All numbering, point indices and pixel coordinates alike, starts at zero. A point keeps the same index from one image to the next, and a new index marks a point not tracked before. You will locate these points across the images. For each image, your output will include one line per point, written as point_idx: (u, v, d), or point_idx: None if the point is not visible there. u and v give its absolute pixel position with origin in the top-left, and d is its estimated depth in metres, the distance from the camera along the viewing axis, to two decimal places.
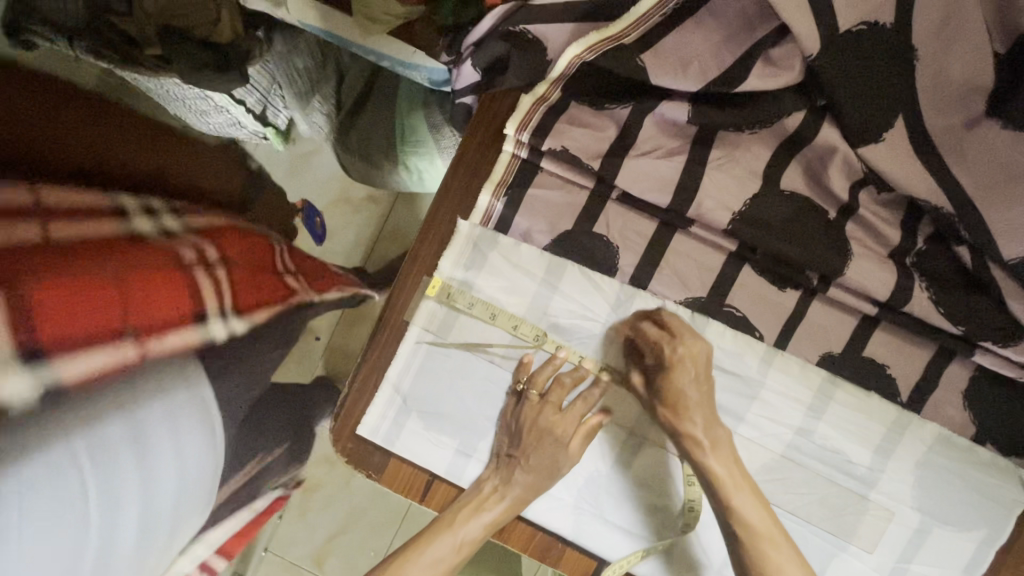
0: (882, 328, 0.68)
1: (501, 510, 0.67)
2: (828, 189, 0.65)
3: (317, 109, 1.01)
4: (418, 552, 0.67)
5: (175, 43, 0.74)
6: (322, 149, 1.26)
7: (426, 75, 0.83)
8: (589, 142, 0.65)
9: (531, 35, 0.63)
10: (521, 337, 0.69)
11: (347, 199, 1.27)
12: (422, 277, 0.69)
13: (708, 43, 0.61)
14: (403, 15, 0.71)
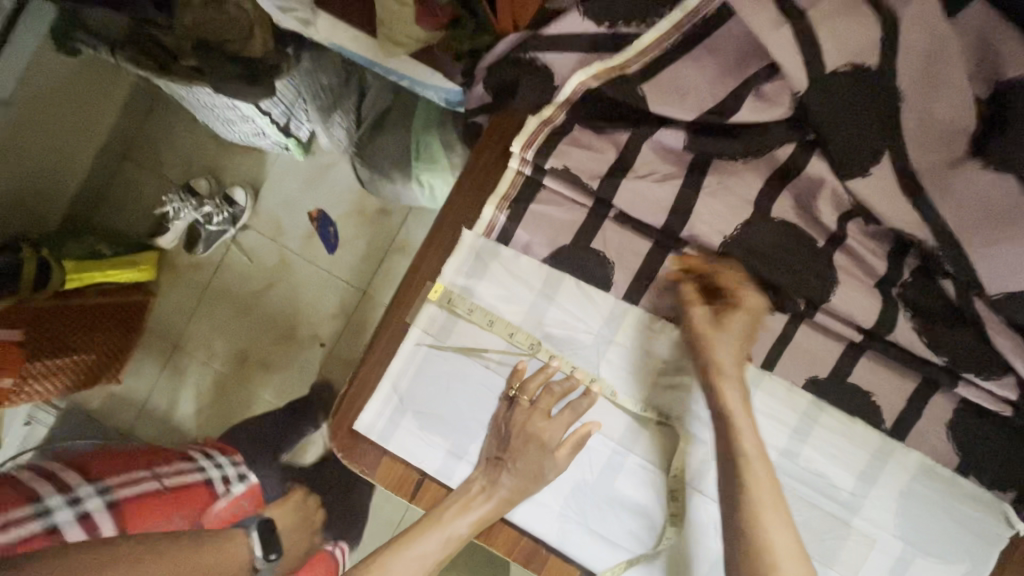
0: (868, 355, 0.70)
1: (489, 508, 0.68)
2: (816, 218, 0.68)
3: (337, 124, 1.07)
4: (406, 546, 0.69)
5: (209, 56, 0.88)
6: (339, 163, 1.33)
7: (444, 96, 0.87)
8: (590, 163, 0.69)
9: (540, 62, 0.68)
10: (516, 345, 0.72)
11: (360, 210, 1.34)
12: (426, 283, 0.73)
13: (705, 77, 0.66)
14: (422, 39, 0.76)
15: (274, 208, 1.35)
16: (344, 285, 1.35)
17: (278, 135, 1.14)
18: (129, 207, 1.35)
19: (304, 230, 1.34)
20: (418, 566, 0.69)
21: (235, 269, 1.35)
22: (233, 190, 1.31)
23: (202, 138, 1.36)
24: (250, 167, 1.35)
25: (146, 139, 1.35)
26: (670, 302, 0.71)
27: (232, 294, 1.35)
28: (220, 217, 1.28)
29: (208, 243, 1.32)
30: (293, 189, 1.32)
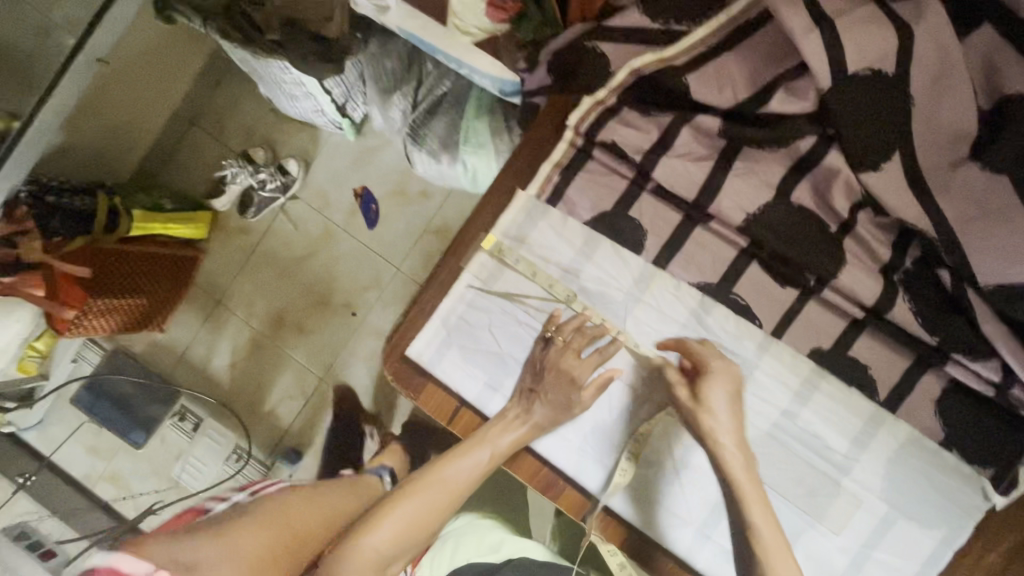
0: (868, 332, 0.79)
1: (522, 432, 0.78)
2: (830, 205, 0.77)
3: (396, 105, 1.31)
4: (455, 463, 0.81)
5: (293, 34, 1.07)
6: (388, 145, 1.59)
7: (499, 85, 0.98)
8: (634, 140, 0.79)
9: (599, 50, 0.79)
10: (554, 295, 0.82)
11: (404, 190, 1.59)
12: (480, 234, 0.83)
13: (744, 70, 0.75)
14: (490, 31, 0.94)
15: (322, 182, 1.61)
16: (377, 257, 1.59)
17: (337, 113, 1.43)
18: (193, 171, 1.64)
19: (348, 206, 1.60)
20: (464, 478, 0.81)
21: (281, 235, 1.62)
22: (287, 162, 1.58)
23: (263, 113, 1.64)
24: (304, 145, 1.62)
25: (213, 112, 1.64)
26: (693, 269, 0.81)
27: (274, 257, 1.62)
28: (273, 185, 1.56)
29: (259, 207, 1.59)
30: (340, 164, 1.60)
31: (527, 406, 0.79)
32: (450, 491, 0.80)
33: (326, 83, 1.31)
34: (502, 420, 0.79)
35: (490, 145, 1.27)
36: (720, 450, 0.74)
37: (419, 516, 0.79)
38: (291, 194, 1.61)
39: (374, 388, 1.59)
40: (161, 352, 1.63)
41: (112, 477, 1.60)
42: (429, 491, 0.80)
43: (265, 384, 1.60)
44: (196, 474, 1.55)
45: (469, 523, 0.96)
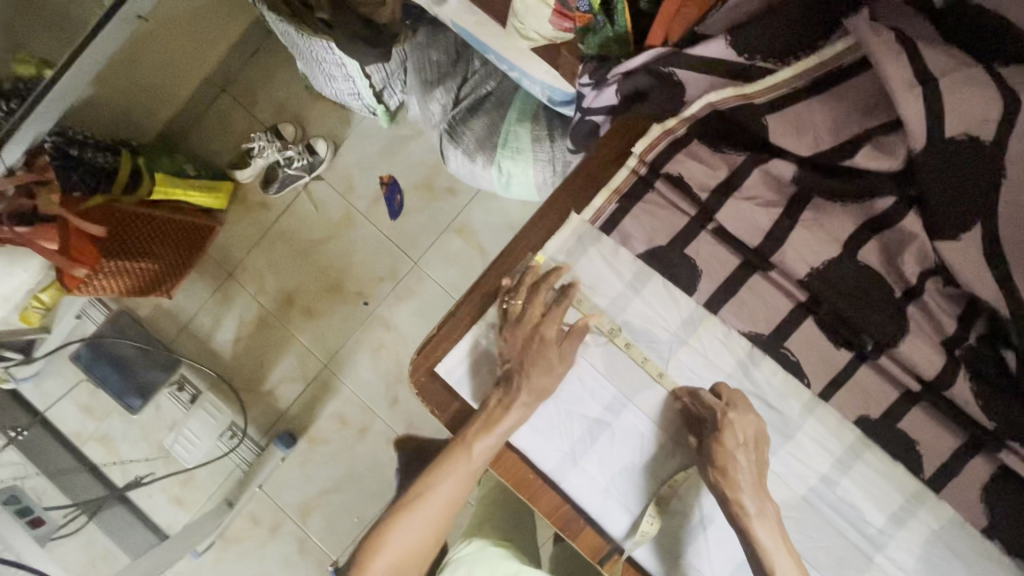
0: (920, 406, 0.75)
1: (494, 440, 0.74)
2: (899, 270, 0.73)
3: (436, 99, 1.28)
4: (441, 479, 0.78)
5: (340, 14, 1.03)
6: (420, 137, 1.54)
7: (549, 93, 1.06)
8: (702, 176, 0.75)
9: (675, 77, 0.74)
10: (597, 328, 0.78)
11: (430, 184, 1.54)
12: (526, 254, 0.79)
13: (828, 120, 0.71)
14: (549, 38, 0.91)
15: (350, 166, 1.57)
16: (395, 249, 1.54)
17: (372, 98, 1.38)
18: (218, 138, 1.60)
19: (373, 193, 1.55)
20: (451, 492, 0.78)
21: (301, 216, 1.58)
22: (316, 142, 1.54)
23: (297, 88, 1.59)
24: (335, 125, 1.58)
25: (245, 80, 1.60)
26: (746, 318, 0.77)
27: (291, 236, 1.57)
28: (299, 163, 1.51)
29: (281, 184, 1.54)
30: (371, 152, 1.56)
31: (500, 405, 0.74)
32: (438, 512, 0.78)
33: (367, 69, 1.28)
34: (479, 426, 0.75)
35: (529, 151, 1.23)
36: (749, 518, 0.71)
37: (418, 537, 0.78)
38: (315, 174, 1.56)
39: (377, 382, 1.53)
40: (166, 319, 1.60)
41: (102, 439, 1.58)
42: (422, 510, 0.78)
43: (266, 364, 1.56)
44: (189, 446, 1.50)
45: (481, 550, 0.94)
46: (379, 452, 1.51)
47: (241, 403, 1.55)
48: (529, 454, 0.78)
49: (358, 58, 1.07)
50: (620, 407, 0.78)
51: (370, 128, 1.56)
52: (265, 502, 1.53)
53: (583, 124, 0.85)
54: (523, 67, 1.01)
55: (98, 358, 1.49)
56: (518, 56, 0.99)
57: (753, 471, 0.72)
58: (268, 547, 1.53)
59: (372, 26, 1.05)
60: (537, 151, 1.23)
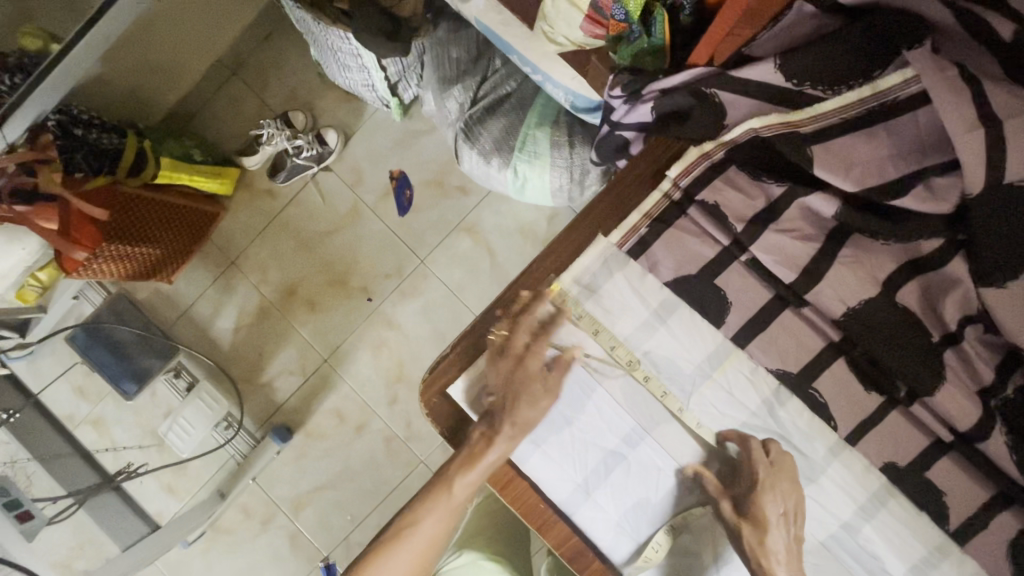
0: (950, 456, 0.72)
1: (481, 473, 0.72)
2: (939, 314, 0.70)
3: (453, 96, 1.24)
4: (423, 520, 0.75)
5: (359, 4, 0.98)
6: (433, 132, 1.50)
7: (571, 99, 1.03)
8: (738, 205, 0.72)
9: (718, 99, 0.71)
10: (615, 359, 0.75)
11: (442, 181, 1.49)
12: (548, 276, 0.75)
13: (878, 155, 0.67)
14: (579, 44, 0.87)
15: (360, 159, 1.52)
16: (401, 246, 1.50)
17: (387, 90, 1.34)
18: (225, 122, 1.56)
19: (382, 187, 1.51)
20: (432, 531, 0.75)
21: (307, 207, 1.54)
22: (327, 133, 1.49)
23: (309, 75, 1.54)
24: (347, 115, 1.53)
25: (256, 63, 1.55)
26: (775, 355, 0.73)
27: (297, 228, 1.54)
28: (307, 154, 1.47)
29: (289, 174, 1.50)
30: (382, 146, 1.51)
31: (487, 439, 0.72)
32: (423, 547, 0.75)
33: (383, 61, 1.24)
34: (465, 461, 0.72)
35: (548, 155, 1.18)
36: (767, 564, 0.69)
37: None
38: (324, 165, 1.52)
39: (376, 381, 1.49)
40: (165, 305, 1.56)
41: (94, 423, 1.55)
42: (403, 551, 0.75)
43: (266, 356, 1.53)
44: (183, 435, 1.43)
45: (471, 564, 0.95)
46: (375, 452, 1.48)
47: (239, 396, 1.51)
48: (540, 484, 0.75)
49: (375, 52, 1.03)
50: (637, 440, 0.75)
51: (383, 120, 1.51)
52: (257, 496, 1.50)
53: (610, 138, 0.80)
54: (547, 71, 0.98)
55: (97, 344, 1.43)
56: (543, 59, 0.96)
57: (786, 549, 0.69)
58: (258, 540, 1.50)
59: (392, 18, 1.01)
60: (555, 156, 1.18)
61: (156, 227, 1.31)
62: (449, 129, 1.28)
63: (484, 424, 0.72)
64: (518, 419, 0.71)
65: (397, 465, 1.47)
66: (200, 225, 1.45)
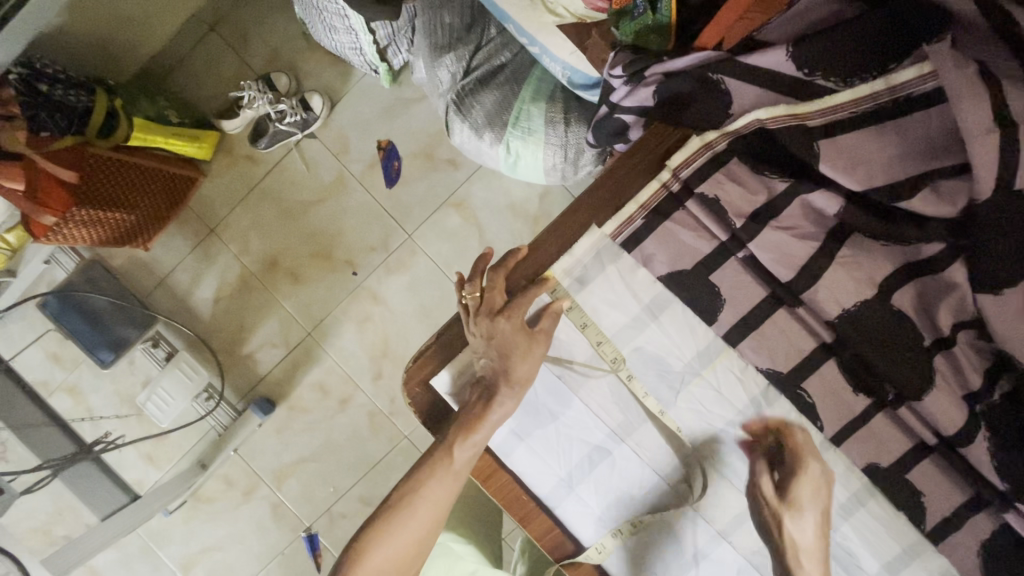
0: (931, 459, 0.72)
1: (484, 436, 0.69)
2: (932, 319, 0.68)
3: (444, 66, 1.17)
4: (426, 488, 0.69)
5: None
6: (423, 101, 1.43)
7: (568, 74, 0.96)
8: (739, 200, 0.69)
9: (723, 86, 0.68)
10: (600, 355, 0.73)
11: (430, 153, 1.44)
12: (522, 283, 0.72)
13: (885, 154, 0.64)
14: (580, 17, 0.89)
15: (346, 127, 1.45)
16: (387, 218, 1.45)
17: (374, 57, 1.27)
18: (202, 82, 1.47)
19: (369, 156, 1.45)
20: (440, 496, 0.70)
21: (290, 173, 1.47)
22: (311, 97, 1.41)
23: (293, 34, 1.45)
24: (332, 80, 1.45)
25: (237, 19, 1.46)
26: (765, 354, 0.72)
27: (279, 195, 1.48)
28: (291, 119, 1.39)
29: (271, 140, 1.42)
30: (371, 114, 1.44)
31: (484, 402, 0.69)
32: (433, 511, 0.70)
33: (371, 25, 1.18)
34: (463, 423, 0.69)
35: (541, 131, 1.13)
36: None
37: (398, 555, 0.69)
38: (309, 132, 1.45)
39: (361, 355, 1.46)
40: (142, 272, 1.51)
41: (70, 390, 1.52)
42: (405, 522, 0.69)
43: (247, 326, 1.49)
44: (162, 406, 1.39)
45: (439, 544, 0.91)
46: (359, 424, 1.46)
47: (218, 366, 1.48)
48: (524, 476, 0.75)
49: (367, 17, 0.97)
50: (620, 439, 0.74)
51: (371, 87, 1.44)
52: (239, 466, 1.49)
53: (607, 123, 0.77)
54: (544, 44, 0.94)
55: (70, 309, 1.37)
56: (540, 31, 0.92)
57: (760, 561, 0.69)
58: (241, 509, 1.49)
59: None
60: (549, 134, 1.13)
61: (125, 189, 1.23)
62: (439, 99, 1.22)
63: (481, 388, 0.70)
64: (513, 378, 0.69)
65: (380, 439, 1.46)
66: (178, 189, 1.38)
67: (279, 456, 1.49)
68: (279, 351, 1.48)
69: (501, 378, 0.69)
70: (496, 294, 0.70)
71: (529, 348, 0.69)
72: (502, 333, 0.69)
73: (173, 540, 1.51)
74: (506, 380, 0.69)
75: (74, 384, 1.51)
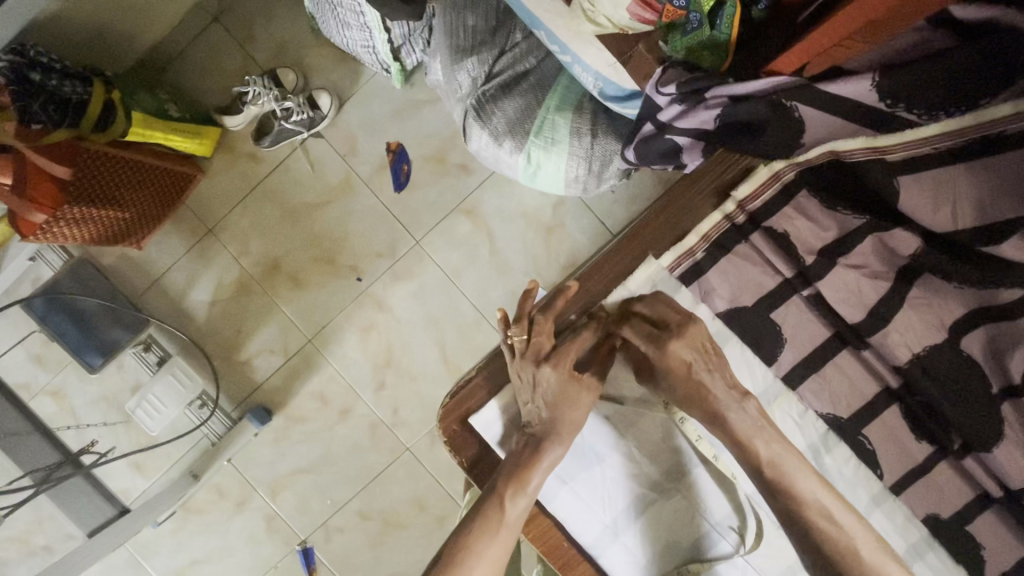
0: (992, 512, 0.68)
1: (539, 481, 0.68)
2: (1004, 366, 0.63)
3: (465, 69, 1.10)
4: (480, 546, 0.66)
5: None
6: (435, 103, 1.34)
7: (600, 85, 0.87)
8: (808, 235, 0.70)
9: (797, 114, 0.65)
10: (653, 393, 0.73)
11: (443, 159, 1.34)
12: (569, 315, 0.74)
13: (974, 193, 0.60)
14: (624, 28, 0.71)
15: (355, 127, 1.36)
16: (396, 224, 1.35)
17: (388, 56, 1.20)
18: (203, 75, 1.38)
19: (378, 160, 1.36)
20: (494, 557, 0.66)
21: (294, 173, 1.38)
22: (319, 95, 1.33)
23: (302, 27, 1.37)
24: (341, 76, 1.36)
25: (242, 10, 1.37)
26: (825, 397, 0.71)
27: (282, 196, 1.38)
28: (298, 117, 1.30)
29: (276, 138, 1.33)
30: (382, 112, 1.35)
31: (531, 449, 0.69)
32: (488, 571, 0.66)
33: (387, 21, 1.11)
34: (514, 473, 0.68)
35: (568, 142, 1.07)
36: None
37: None
38: (315, 131, 1.36)
39: (364, 364, 1.36)
40: (135, 272, 1.42)
41: (55, 394, 1.40)
42: None
43: (244, 332, 1.40)
44: (153, 413, 1.28)
45: None
46: (359, 436, 1.36)
47: (213, 371, 1.38)
48: (568, 523, 0.72)
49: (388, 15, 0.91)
50: (669, 488, 0.72)
51: (382, 86, 1.35)
52: (229, 477, 1.39)
53: (659, 144, 0.74)
54: (576, 51, 0.83)
55: (56, 311, 1.26)
56: (575, 38, 0.81)
57: None
58: (233, 521, 1.40)
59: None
60: (575, 145, 1.07)
61: (118, 183, 1.14)
62: (457, 105, 1.14)
63: (527, 433, 0.71)
64: (565, 425, 0.69)
65: (381, 451, 1.36)
66: (174, 185, 1.29)
67: (272, 471, 1.39)
68: (274, 357, 1.39)
69: (549, 429, 0.69)
70: (544, 339, 0.70)
71: (578, 396, 0.70)
72: (549, 381, 0.69)
73: (160, 551, 1.42)
74: (558, 428, 0.69)
75: (56, 390, 1.40)
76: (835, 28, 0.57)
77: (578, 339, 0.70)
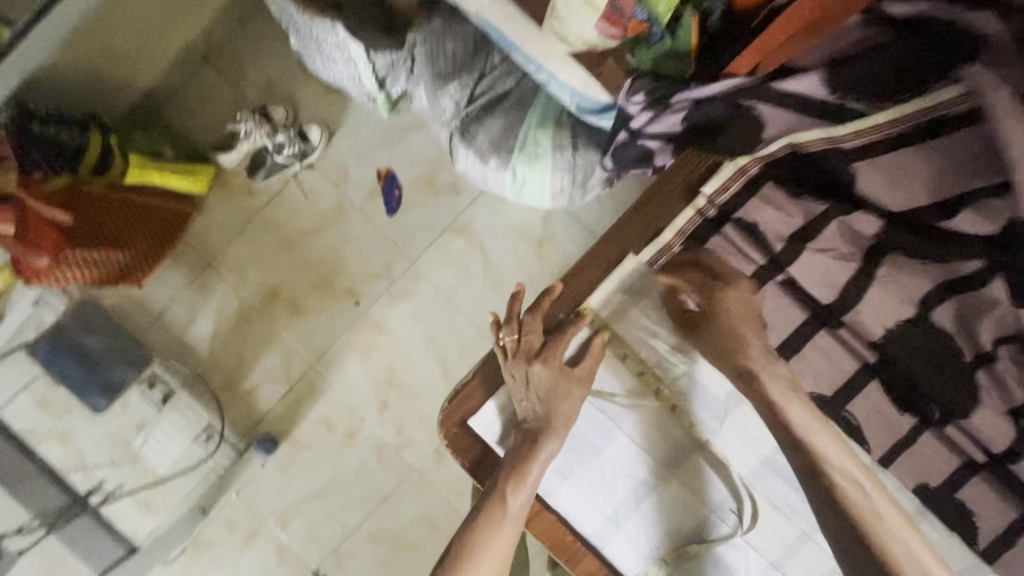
0: (981, 478, 0.71)
1: (536, 474, 0.72)
2: (973, 334, 0.69)
3: (448, 94, 1.14)
4: (486, 538, 0.71)
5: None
6: (421, 128, 1.39)
7: (577, 101, 0.93)
8: (777, 223, 0.76)
9: (756, 112, 0.69)
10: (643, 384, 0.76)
11: (432, 180, 1.39)
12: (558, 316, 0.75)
13: (926, 173, 0.68)
14: (593, 45, 0.73)
15: (345, 156, 1.41)
16: (391, 247, 1.39)
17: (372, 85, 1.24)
18: (198, 113, 1.42)
19: (369, 186, 1.40)
20: (501, 545, 0.71)
21: (288, 204, 1.42)
22: (310, 128, 1.38)
23: (287, 64, 1.41)
24: (328, 109, 1.41)
25: (230, 50, 1.41)
26: (809, 377, 0.75)
27: (278, 227, 1.42)
28: (289, 150, 1.35)
29: (269, 172, 1.38)
30: (370, 140, 1.40)
31: (532, 444, 0.72)
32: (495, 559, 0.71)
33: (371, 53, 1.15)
34: (514, 469, 0.72)
35: (551, 156, 1.12)
36: None
37: None
38: (307, 162, 1.41)
39: (366, 386, 1.39)
40: (135, 310, 1.43)
41: (61, 438, 1.37)
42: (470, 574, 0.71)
43: (246, 362, 1.42)
44: (159, 448, 1.37)
45: None
46: (365, 458, 1.38)
47: (219, 405, 1.40)
48: (571, 517, 0.76)
49: (373, 47, 0.95)
50: (667, 473, 0.76)
51: (369, 115, 1.40)
52: (240, 509, 1.40)
53: (631, 148, 0.76)
54: (552, 70, 0.89)
55: (61, 355, 1.30)
56: (549, 59, 0.86)
57: None
58: (243, 554, 1.40)
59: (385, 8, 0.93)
60: (557, 158, 1.11)
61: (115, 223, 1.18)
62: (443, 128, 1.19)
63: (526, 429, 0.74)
64: (560, 419, 0.73)
65: (389, 473, 1.37)
66: (172, 222, 1.31)
67: (282, 499, 1.40)
68: (278, 386, 1.41)
69: (547, 424, 0.73)
70: (534, 337, 0.72)
71: (571, 391, 0.73)
72: (541, 376, 0.72)
73: None
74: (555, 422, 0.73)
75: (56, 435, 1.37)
76: (779, 28, 0.63)
77: (564, 337, 0.73)
